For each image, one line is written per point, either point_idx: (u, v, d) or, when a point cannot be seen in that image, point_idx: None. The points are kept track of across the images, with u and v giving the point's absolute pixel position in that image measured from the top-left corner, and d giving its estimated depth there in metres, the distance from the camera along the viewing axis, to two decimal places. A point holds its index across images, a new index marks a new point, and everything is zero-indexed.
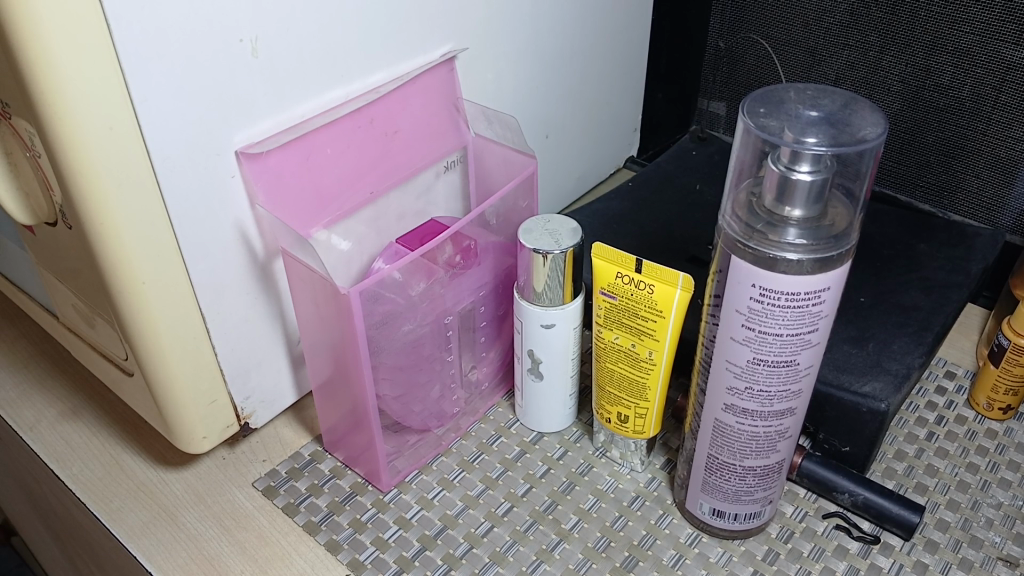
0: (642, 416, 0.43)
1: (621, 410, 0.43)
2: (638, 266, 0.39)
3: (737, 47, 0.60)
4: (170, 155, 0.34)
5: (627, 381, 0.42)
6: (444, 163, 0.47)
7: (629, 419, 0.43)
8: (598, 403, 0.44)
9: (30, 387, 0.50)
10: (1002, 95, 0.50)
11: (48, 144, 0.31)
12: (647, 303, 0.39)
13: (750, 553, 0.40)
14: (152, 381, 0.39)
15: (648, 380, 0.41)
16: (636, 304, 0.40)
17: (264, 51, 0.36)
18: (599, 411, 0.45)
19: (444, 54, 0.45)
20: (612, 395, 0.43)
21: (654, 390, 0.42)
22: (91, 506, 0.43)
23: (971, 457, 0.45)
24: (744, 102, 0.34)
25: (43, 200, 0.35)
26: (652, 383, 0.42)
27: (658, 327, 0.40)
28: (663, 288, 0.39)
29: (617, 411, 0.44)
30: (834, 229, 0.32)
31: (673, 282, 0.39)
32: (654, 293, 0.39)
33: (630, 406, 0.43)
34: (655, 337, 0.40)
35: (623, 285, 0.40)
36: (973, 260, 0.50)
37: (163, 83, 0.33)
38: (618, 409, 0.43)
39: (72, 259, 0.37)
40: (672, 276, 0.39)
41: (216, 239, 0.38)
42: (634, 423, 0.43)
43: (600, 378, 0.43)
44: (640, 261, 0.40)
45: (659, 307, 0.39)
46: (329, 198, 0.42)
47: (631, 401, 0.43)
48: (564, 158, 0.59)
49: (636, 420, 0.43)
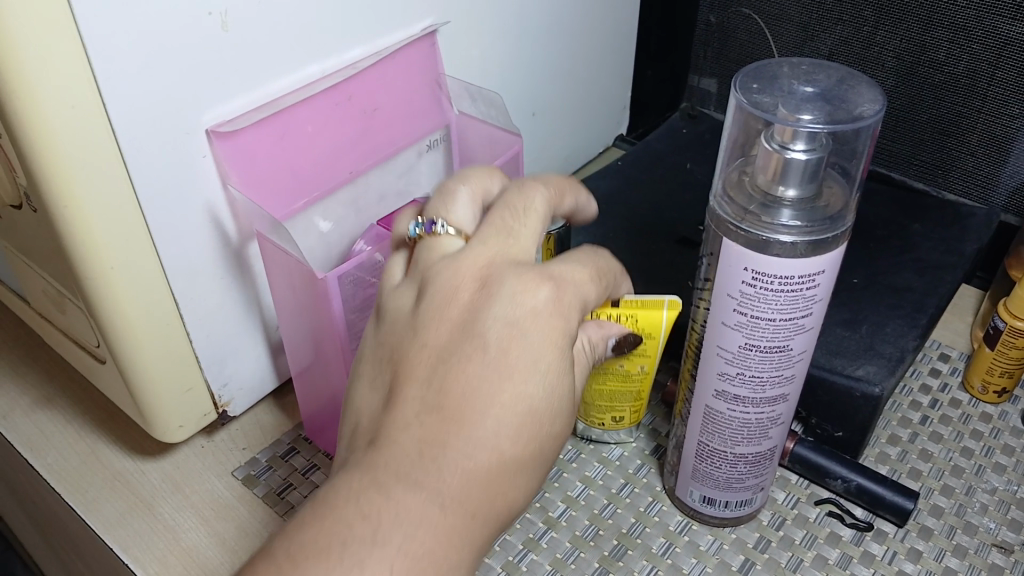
0: (631, 417, 0.44)
1: (612, 418, 0.43)
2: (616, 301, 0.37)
3: (730, 21, 0.59)
4: (138, 137, 0.33)
5: (620, 395, 0.42)
6: (426, 142, 0.46)
7: (619, 423, 0.44)
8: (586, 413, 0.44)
9: (3, 375, 0.48)
10: (999, 71, 0.48)
11: (8, 126, 0.29)
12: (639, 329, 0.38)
13: (740, 541, 0.40)
14: (125, 369, 0.38)
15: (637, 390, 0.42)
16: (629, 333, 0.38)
17: (235, 25, 0.34)
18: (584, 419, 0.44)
19: (427, 28, 0.43)
20: (601, 408, 0.43)
21: (643, 397, 0.42)
22: (65, 497, 0.42)
23: (965, 441, 0.44)
24: (736, 78, 0.33)
25: (5, 181, 0.33)
26: (641, 392, 0.42)
27: (649, 346, 0.39)
28: (651, 313, 0.37)
29: (608, 420, 0.43)
30: (829, 210, 0.31)
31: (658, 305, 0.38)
32: (641, 321, 0.37)
33: (621, 414, 0.43)
34: (648, 355, 0.40)
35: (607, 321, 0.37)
36: (968, 241, 0.49)
37: (126, 57, 0.31)
38: (609, 418, 0.43)
39: (39, 244, 0.36)
40: (657, 300, 0.37)
41: (188, 223, 0.36)
42: (624, 423, 0.44)
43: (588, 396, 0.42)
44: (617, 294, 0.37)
45: (649, 331, 0.38)
46: (307, 179, 0.40)
47: (622, 410, 0.43)
48: (551, 136, 0.57)
49: (626, 420, 0.44)
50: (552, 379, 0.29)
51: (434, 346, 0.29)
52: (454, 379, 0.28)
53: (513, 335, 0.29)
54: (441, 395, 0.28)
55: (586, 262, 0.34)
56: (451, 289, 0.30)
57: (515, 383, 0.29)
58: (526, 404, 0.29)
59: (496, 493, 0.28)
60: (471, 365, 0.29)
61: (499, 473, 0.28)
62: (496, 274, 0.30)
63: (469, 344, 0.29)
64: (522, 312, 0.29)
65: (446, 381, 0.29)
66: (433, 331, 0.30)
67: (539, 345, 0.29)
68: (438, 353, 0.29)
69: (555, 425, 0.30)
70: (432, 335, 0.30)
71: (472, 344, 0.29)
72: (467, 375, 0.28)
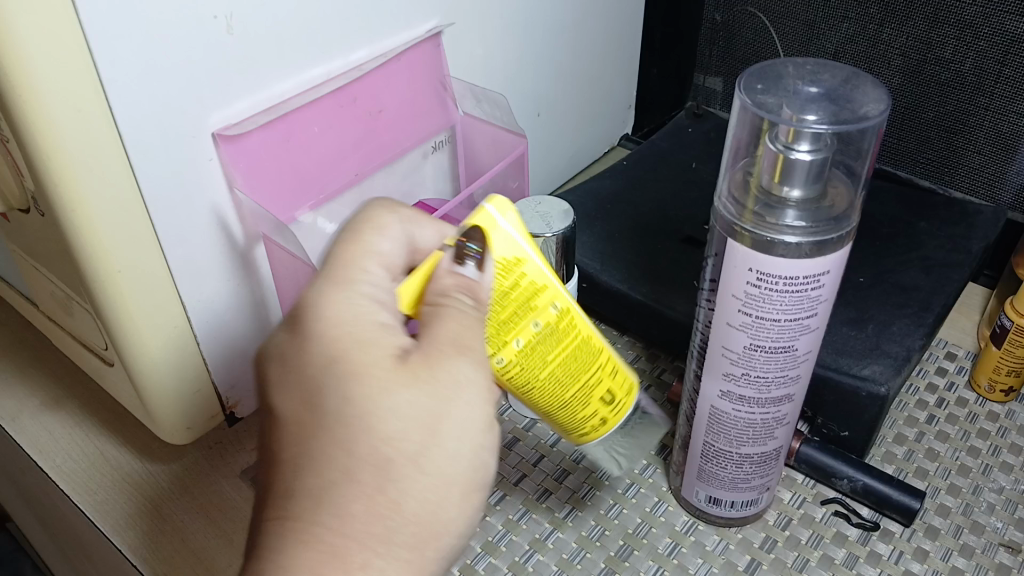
0: (617, 376, 0.34)
1: (599, 402, 0.33)
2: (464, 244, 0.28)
3: (735, 20, 0.59)
4: (144, 140, 0.33)
5: (568, 358, 0.31)
6: (431, 143, 0.47)
7: (616, 405, 0.34)
8: (575, 434, 0.35)
9: (12, 377, 0.49)
10: (1006, 69, 0.48)
11: (17, 131, 0.29)
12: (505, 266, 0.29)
13: (747, 542, 0.40)
14: (133, 371, 0.38)
15: (581, 329, 0.31)
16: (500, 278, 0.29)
17: (240, 29, 0.35)
18: (584, 437, 0.35)
19: (431, 29, 0.43)
20: (579, 402, 0.33)
21: (584, 324, 0.31)
22: (74, 498, 0.42)
23: (971, 440, 0.44)
24: (741, 78, 0.33)
25: (14, 186, 0.33)
26: (577, 321, 0.31)
27: (527, 264, 0.29)
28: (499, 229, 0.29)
29: (597, 407, 0.34)
30: (834, 210, 0.31)
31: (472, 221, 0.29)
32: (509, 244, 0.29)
33: (603, 385, 0.33)
34: (536, 280, 0.29)
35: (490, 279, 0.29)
36: (975, 239, 0.49)
37: (131, 61, 0.31)
38: (597, 407, 0.33)
39: (47, 248, 0.36)
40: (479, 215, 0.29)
41: (194, 226, 0.37)
42: (623, 405, 0.35)
43: (552, 407, 0.32)
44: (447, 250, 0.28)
45: (511, 252, 0.29)
46: (311, 182, 0.40)
47: (596, 378, 0.33)
48: (555, 136, 0.57)
49: (622, 401, 0.34)
50: (410, 372, 0.26)
51: (292, 447, 0.26)
52: (326, 457, 0.25)
53: (337, 369, 0.26)
54: (335, 476, 0.25)
55: (393, 228, 0.30)
56: (273, 377, 0.27)
57: (371, 402, 0.25)
58: (404, 400, 0.26)
59: (455, 457, 0.27)
60: (330, 400, 0.26)
61: (448, 444, 0.27)
62: (300, 322, 0.27)
63: (307, 416, 0.26)
64: (329, 351, 0.26)
65: (331, 475, 0.25)
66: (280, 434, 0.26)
67: (381, 358, 0.26)
68: (299, 451, 0.26)
69: (469, 369, 0.27)
70: (280, 441, 0.26)
71: (314, 415, 0.26)
72: (330, 404, 0.26)
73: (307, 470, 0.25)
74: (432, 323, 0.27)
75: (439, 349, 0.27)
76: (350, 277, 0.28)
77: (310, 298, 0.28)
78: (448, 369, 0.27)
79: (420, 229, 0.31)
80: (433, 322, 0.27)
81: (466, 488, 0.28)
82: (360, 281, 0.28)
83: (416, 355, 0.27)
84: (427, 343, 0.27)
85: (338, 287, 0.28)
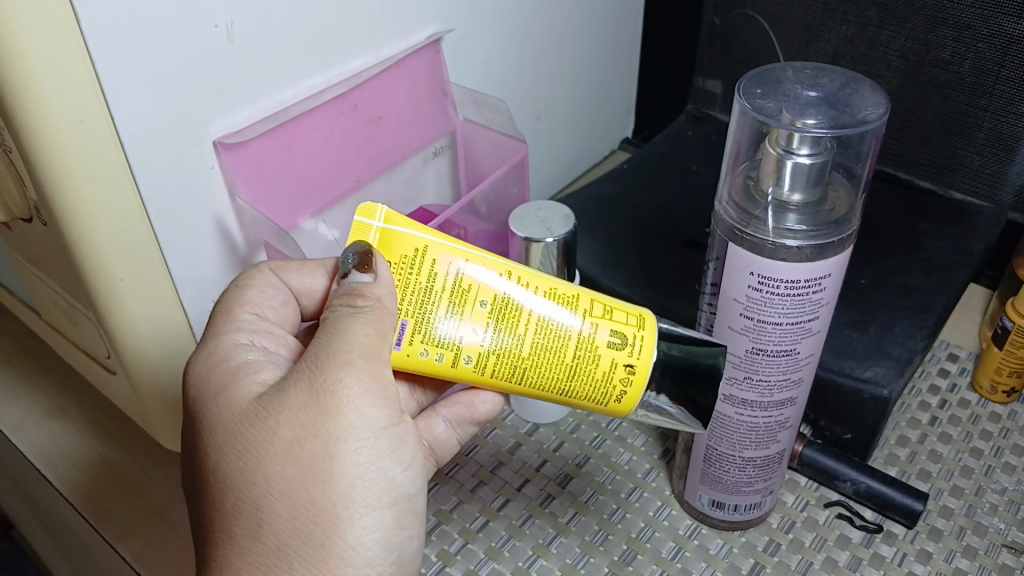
0: (614, 317, 0.31)
1: (607, 347, 0.31)
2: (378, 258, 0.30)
3: (733, 23, 0.58)
4: (145, 149, 0.33)
5: (541, 320, 0.30)
6: (431, 149, 0.47)
7: (631, 345, 0.31)
8: (610, 399, 0.32)
9: (15, 385, 0.49)
10: (1005, 70, 0.48)
11: (20, 139, 0.29)
12: (417, 270, 0.30)
13: (750, 545, 0.40)
14: (136, 379, 0.38)
15: (536, 288, 0.31)
16: (421, 284, 0.30)
17: (240, 37, 0.35)
18: (624, 400, 0.31)
19: (431, 36, 0.44)
20: (586, 359, 0.31)
21: (534, 280, 0.31)
22: (78, 506, 0.42)
23: (974, 441, 0.44)
24: (739, 83, 0.33)
25: (16, 195, 0.34)
26: (524, 279, 0.31)
27: (438, 256, 0.30)
28: (395, 237, 0.30)
29: (609, 354, 0.31)
30: (834, 214, 0.31)
31: (371, 240, 0.30)
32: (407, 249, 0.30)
33: (600, 330, 0.31)
34: (448, 261, 0.30)
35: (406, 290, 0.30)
36: (975, 241, 0.49)
37: (134, 72, 0.31)
38: (607, 353, 0.31)
39: (50, 256, 0.36)
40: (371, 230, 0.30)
41: (196, 234, 0.37)
42: (642, 340, 0.31)
43: (564, 377, 0.31)
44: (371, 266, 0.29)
45: (413, 251, 0.30)
46: (311, 189, 0.40)
47: (586, 327, 0.31)
48: (554, 140, 0.58)
49: (637, 337, 0.31)
50: (285, 411, 0.28)
51: (210, 521, 0.28)
52: (233, 519, 0.28)
53: (220, 436, 0.28)
54: (246, 540, 0.28)
55: (265, 281, 0.33)
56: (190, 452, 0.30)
57: (251, 453, 0.28)
58: (278, 441, 0.28)
59: (354, 472, 0.29)
60: (224, 461, 0.28)
61: (344, 466, 0.28)
62: (199, 398, 0.30)
63: (208, 484, 0.29)
64: (221, 418, 0.29)
65: (243, 541, 0.28)
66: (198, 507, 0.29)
67: (248, 411, 0.28)
68: (214, 522, 0.28)
69: (350, 391, 0.28)
70: (203, 513, 0.29)
71: (215, 480, 0.28)
72: (224, 466, 0.28)
73: (226, 541, 0.28)
74: (322, 342, 0.29)
75: (316, 377, 0.28)
76: (219, 346, 0.31)
77: (190, 367, 0.31)
78: (331, 393, 0.28)
79: (291, 271, 0.34)
80: (321, 344, 0.29)
81: (390, 497, 0.30)
82: (226, 341, 0.31)
83: (290, 392, 0.28)
84: (287, 378, 0.29)
85: (207, 357, 0.31)
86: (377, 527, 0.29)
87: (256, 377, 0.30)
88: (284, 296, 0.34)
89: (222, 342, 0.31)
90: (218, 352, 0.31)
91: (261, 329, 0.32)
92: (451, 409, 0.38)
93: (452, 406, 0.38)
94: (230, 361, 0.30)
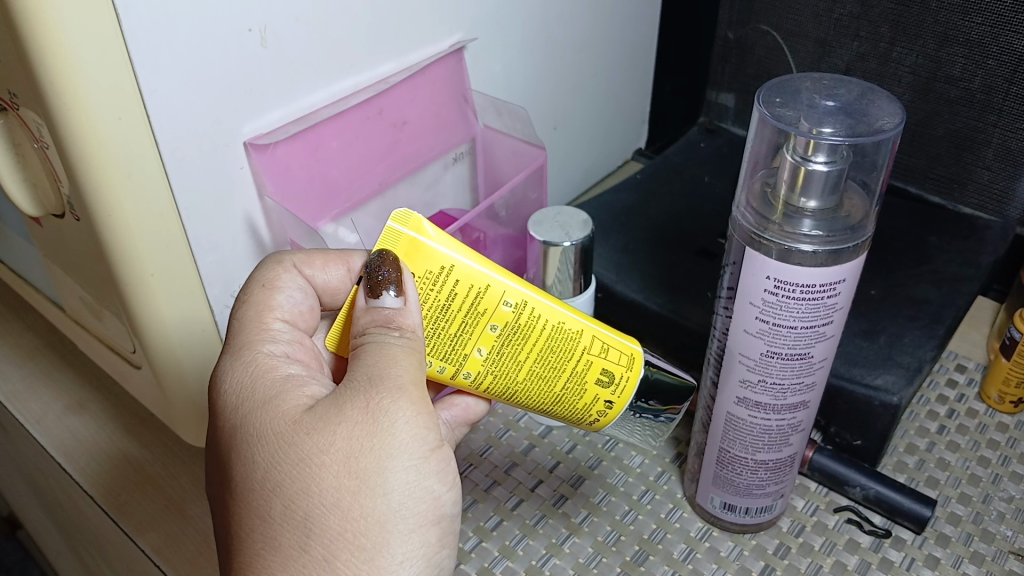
0: (609, 355, 0.35)
1: (595, 386, 0.35)
2: (410, 272, 0.31)
3: (747, 37, 0.58)
4: (179, 148, 0.34)
5: (543, 348, 0.33)
6: (452, 155, 0.48)
7: (616, 384, 0.35)
8: (586, 421, 0.37)
9: (37, 380, 0.50)
10: (1014, 88, 0.48)
11: (57, 136, 0.30)
12: (438, 288, 0.31)
13: (761, 548, 0.40)
14: (163, 375, 0.39)
15: (546, 320, 0.33)
16: (440, 302, 0.31)
17: (273, 41, 0.36)
18: (598, 424, 0.37)
19: (454, 44, 0.45)
20: (573, 392, 0.35)
21: (546, 311, 0.33)
22: (98, 499, 0.43)
23: (982, 450, 0.44)
24: (759, 92, 0.34)
25: (50, 192, 0.35)
26: (537, 309, 0.33)
27: (463, 276, 0.31)
28: (427, 252, 0.31)
29: (595, 391, 0.35)
30: (850, 220, 0.31)
31: (400, 249, 0.31)
32: (437, 267, 0.31)
33: (595, 368, 0.35)
34: (470, 284, 0.31)
35: (434, 307, 0.31)
36: (984, 254, 0.50)
37: (170, 71, 0.32)
38: (596, 391, 0.35)
39: (81, 252, 0.37)
40: (404, 241, 0.31)
41: (224, 231, 0.38)
42: (628, 380, 0.36)
43: (551, 401, 0.35)
44: (408, 276, 0.31)
45: (441, 269, 0.31)
46: (338, 191, 0.42)
47: (583, 364, 0.34)
48: (570, 149, 0.59)
49: (624, 377, 0.35)
50: (341, 424, 0.29)
51: (251, 533, 0.29)
52: (280, 529, 0.28)
53: (272, 445, 0.29)
54: (293, 551, 0.28)
55: (293, 283, 0.34)
56: (225, 464, 0.30)
57: (305, 463, 0.28)
58: (334, 452, 0.28)
59: (405, 490, 0.29)
60: (275, 469, 0.29)
61: (395, 482, 0.29)
62: (242, 408, 0.30)
63: (253, 493, 0.29)
64: (275, 427, 0.29)
65: (290, 553, 0.28)
66: (236, 519, 0.29)
67: (299, 422, 0.29)
68: (256, 533, 0.29)
69: (406, 408, 0.29)
70: (242, 524, 0.29)
71: (262, 487, 0.29)
72: (275, 474, 0.29)
73: (269, 552, 0.28)
74: (369, 360, 0.29)
75: (373, 392, 0.29)
76: (254, 358, 0.32)
77: (225, 378, 0.31)
78: (388, 411, 0.29)
79: (316, 267, 0.35)
80: (370, 359, 0.29)
81: (435, 517, 0.30)
82: (262, 354, 0.32)
83: (347, 407, 0.29)
84: (340, 392, 0.29)
85: (245, 368, 0.31)
86: (421, 548, 0.29)
87: (302, 392, 0.31)
88: (308, 298, 0.35)
89: (257, 355, 0.32)
90: (256, 365, 0.32)
91: (292, 339, 0.33)
92: (451, 412, 0.38)
93: (452, 410, 0.38)
94: (271, 374, 0.31)
